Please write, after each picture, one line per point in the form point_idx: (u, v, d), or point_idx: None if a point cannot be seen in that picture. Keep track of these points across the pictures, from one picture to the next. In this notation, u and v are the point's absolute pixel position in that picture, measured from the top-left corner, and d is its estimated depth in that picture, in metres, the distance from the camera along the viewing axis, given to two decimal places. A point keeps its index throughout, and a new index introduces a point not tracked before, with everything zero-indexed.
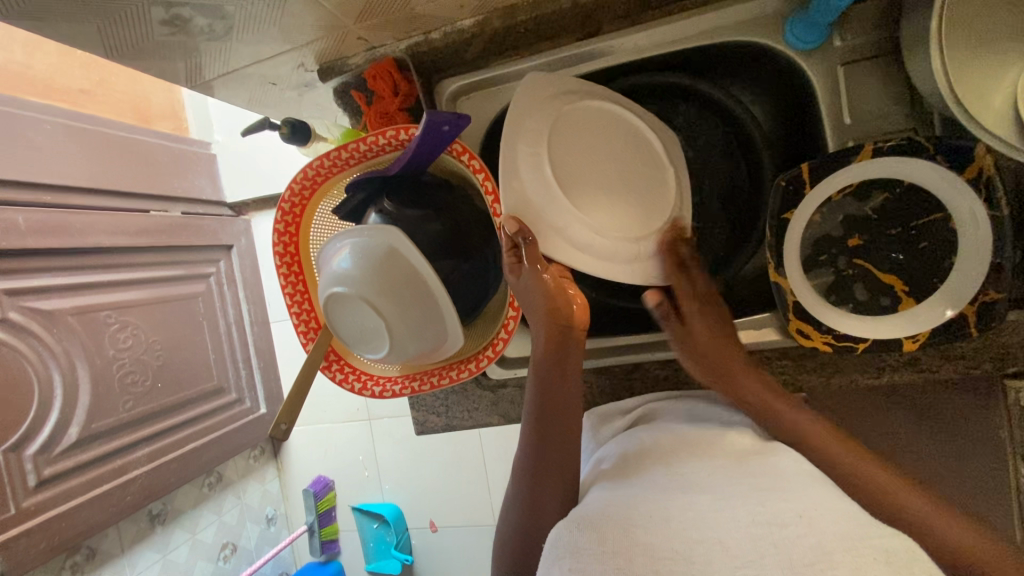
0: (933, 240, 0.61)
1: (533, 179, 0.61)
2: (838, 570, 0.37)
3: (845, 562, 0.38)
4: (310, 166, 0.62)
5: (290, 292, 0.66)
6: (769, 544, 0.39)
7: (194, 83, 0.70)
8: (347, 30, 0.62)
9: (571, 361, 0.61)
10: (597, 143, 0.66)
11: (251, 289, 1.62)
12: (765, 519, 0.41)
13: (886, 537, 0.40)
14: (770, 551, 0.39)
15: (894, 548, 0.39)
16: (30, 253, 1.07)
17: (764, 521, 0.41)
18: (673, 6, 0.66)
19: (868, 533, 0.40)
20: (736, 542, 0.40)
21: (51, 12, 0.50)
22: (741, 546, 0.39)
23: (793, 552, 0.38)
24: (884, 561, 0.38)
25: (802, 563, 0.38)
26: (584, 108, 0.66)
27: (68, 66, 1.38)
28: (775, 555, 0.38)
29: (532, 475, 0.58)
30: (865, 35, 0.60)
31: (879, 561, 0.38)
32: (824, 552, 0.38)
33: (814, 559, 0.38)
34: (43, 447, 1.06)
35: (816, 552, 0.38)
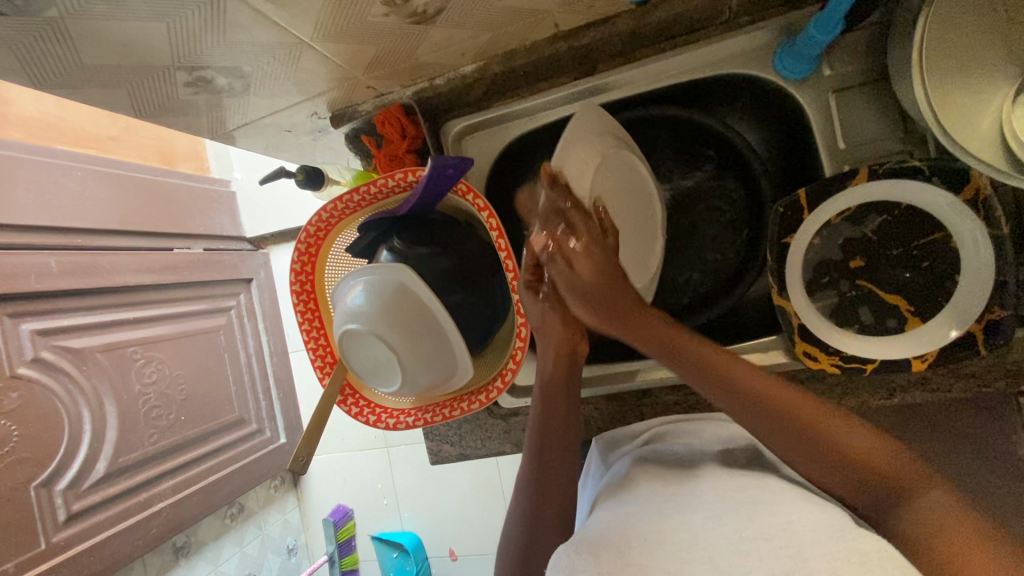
0: (934, 259, 0.61)
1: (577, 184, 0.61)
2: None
3: (822, 567, 0.38)
4: (324, 209, 0.65)
5: (306, 329, 0.69)
6: (757, 558, 0.40)
7: (215, 135, 0.75)
8: (356, 81, 0.66)
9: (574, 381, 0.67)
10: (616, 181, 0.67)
11: (270, 321, 1.66)
12: (752, 534, 0.42)
13: (860, 539, 0.40)
14: (756, 564, 0.39)
15: (867, 547, 0.39)
16: (61, 295, 1.12)
17: (747, 539, 0.41)
18: (665, 43, 0.68)
19: (840, 537, 0.41)
20: (725, 559, 0.40)
21: (86, 80, 0.55)
22: (733, 564, 0.40)
23: (777, 564, 0.39)
24: (856, 562, 0.38)
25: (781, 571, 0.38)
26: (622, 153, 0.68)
27: (97, 117, 1.46)
28: (761, 568, 0.39)
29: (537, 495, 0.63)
30: (854, 63, 0.62)
31: (853, 563, 0.38)
32: (801, 558, 0.39)
33: (793, 566, 0.38)
34: (73, 482, 1.09)
35: (794, 559, 0.39)
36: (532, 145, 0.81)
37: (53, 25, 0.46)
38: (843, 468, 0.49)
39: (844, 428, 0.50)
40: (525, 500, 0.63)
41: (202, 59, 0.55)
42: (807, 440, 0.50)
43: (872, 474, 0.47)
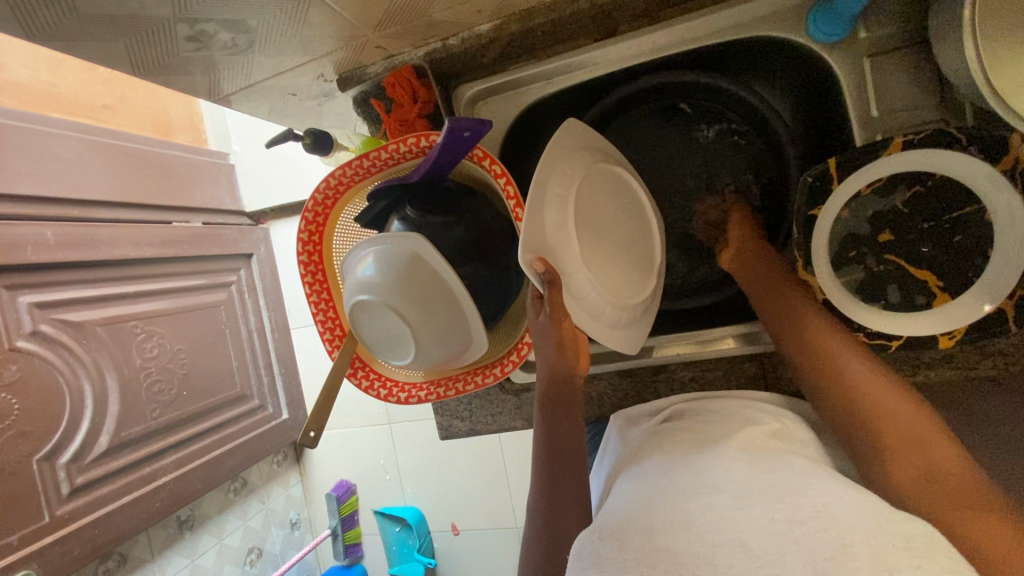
0: (967, 234, 0.59)
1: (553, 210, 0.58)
2: (860, 562, 0.36)
3: (868, 554, 0.36)
4: (332, 175, 0.62)
5: (314, 300, 0.67)
6: (791, 542, 0.39)
7: (217, 97, 0.71)
8: (365, 39, 0.63)
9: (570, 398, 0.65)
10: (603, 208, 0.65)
11: (271, 296, 1.64)
12: (782, 517, 0.41)
13: (905, 524, 0.39)
14: (791, 547, 0.38)
15: (915, 533, 0.38)
16: (58, 267, 1.10)
17: (780, 523, 0.40)
18: (690, 3, 0.65)
19: (884, 520, 0.40)
20: (758, 543, 0.39)
21: (78, 31, 0.51)
22: (763, 545, 0.39)
23: (817, 549, 0.38)
24: (903, 546, 0.37)
25: (823, 557, 0.37)
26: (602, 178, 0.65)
27: (91, 84, 1.41)
28: (798, 553, 0.38)
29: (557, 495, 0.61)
30: (891, 26, 0.59)
31: (900, 548, 0.37)
32: (844, 544, 0.37)
33: (834, 552, 0.37)
34: (75, 456, 1.08)
35: (836, 545, 0.38)
36: (547, 113, 0.78)
37: None
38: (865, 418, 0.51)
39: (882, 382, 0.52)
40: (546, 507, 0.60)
41: (204, 12, 0.51)
42: (844, 391, 0.53)
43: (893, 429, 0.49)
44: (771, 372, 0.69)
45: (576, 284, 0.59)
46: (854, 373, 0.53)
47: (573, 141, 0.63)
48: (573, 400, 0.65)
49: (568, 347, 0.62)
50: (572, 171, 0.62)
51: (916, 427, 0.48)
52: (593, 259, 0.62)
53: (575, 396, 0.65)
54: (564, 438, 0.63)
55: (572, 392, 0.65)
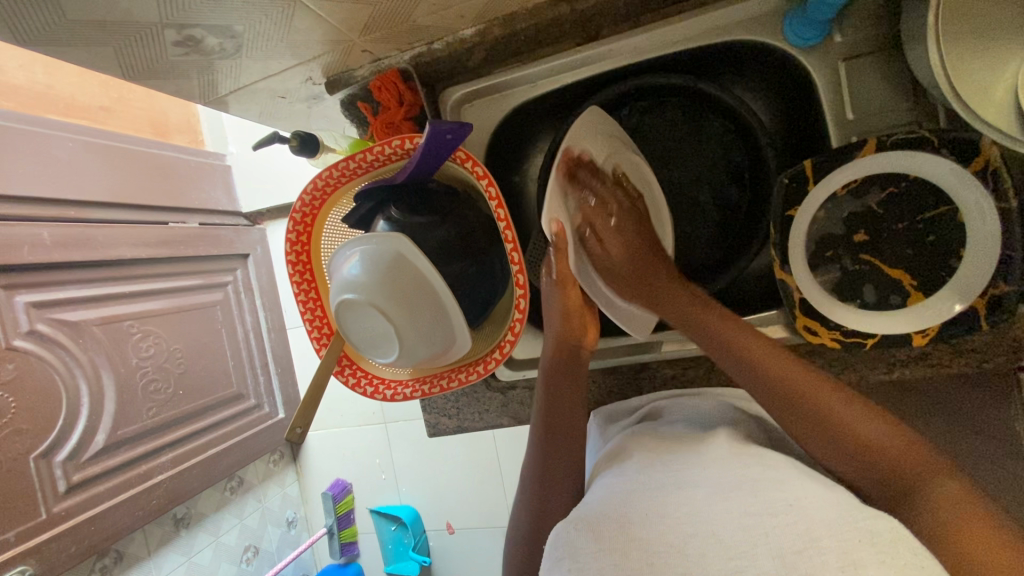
0: (939, 234, 0.60)
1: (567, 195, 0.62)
2: (827, 557, 0.37)
3: (835, 546, 0.38)
4: (319, 177, 0.63)
5: (303, 299, 0.68)
6: (762, 535, 0.40)
7: (208, 99, 0.73)
8: (351, 43, 0.64)
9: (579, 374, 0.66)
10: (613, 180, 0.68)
11: (267, 296, 1.65)
12: (757, 509, 0.42)
13: (873, 520, 0.40)
14: (761, 540, 0.39)
15: (884, 529, 0.39)
16: (55, 267, 1.11)
17: (751, 515, 0.41)
18: (669, 7, 0.66)
19: (850, 517, 0.40)
20: (728, 533, 0.40)
21: (68, 36, 0.52)
22: (735, 537, 0.40)
23: (785, 541, 0.39)
24: (868, 542, 0.38)
25: (791, 551, 0.38)
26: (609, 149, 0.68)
27: (88, 86, 1.43)
28: (766, 547, 0.39)
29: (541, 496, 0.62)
30: (865, 29, 0.61)
31: (865, 543, 0.38)
32: (812, 538, 0.39)
33: (803, 545, 0.38)
34: (72, 454, 1.09)
35: (803, 538, 0.39)
36: (531, 115, 0.79)
37: None
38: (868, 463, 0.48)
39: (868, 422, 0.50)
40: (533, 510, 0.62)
41: (191, 17, 0.53)
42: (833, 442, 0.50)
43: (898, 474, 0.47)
44: None
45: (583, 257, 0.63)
46: (830, 410, 0.51)
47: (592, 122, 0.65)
48: (580, 373, 0.66)
49: (574, 318, 0.67)
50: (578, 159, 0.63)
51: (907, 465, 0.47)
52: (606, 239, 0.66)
53: (582, 370, 0.66)
54: (567, 421, 0.64)
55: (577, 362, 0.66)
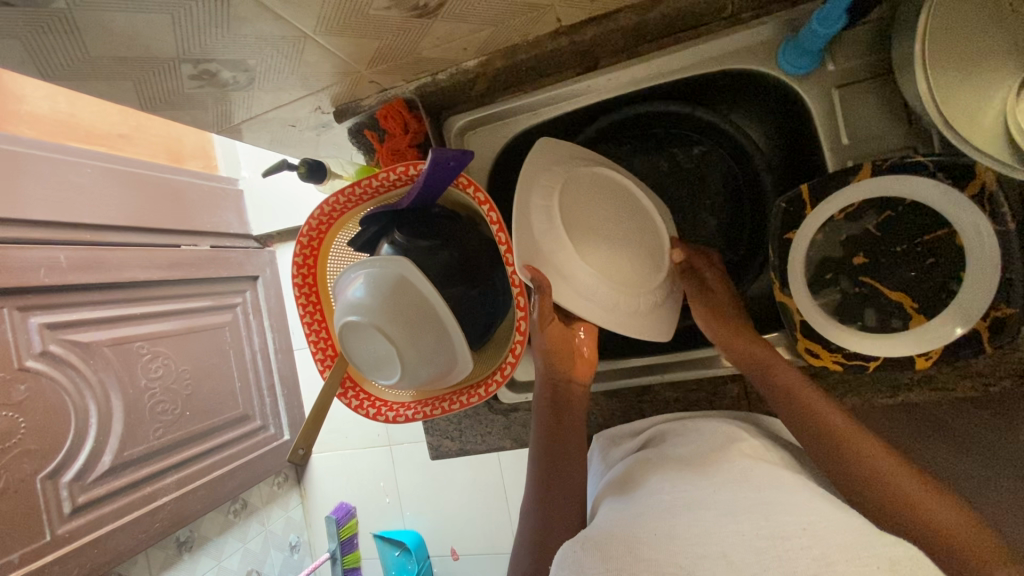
0: (939, 256, 0.61)
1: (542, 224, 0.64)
2: None
3: (849, 570, 0.37)
4: (326, 202, 0.65)
5: (307, 321, 0.69)
6: (770, 558, 0.39)
7: (220, 128, 0.75)
8: (359, 75, 0.67)
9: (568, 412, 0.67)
10: (594, 200, 0.68)
11: (275, 318, 1.67)
12: (769, 532, 0.41)
13: (890, 546, 0.40)
14: (769, 563, 0.39)
15: (901, 556, 0.39)
16: (69, 289, 1.14)
17: (765, 537, 0.41)
18: (665, 39, 0.69)
19: (871, 545, 0.40)
20: (740, 556, 0.40)
21: (91, 72, 0.55)
22: (746, 560, 0.39)
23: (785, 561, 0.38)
24: (887, 569, 0.37)
25: (804, 573, 0.38)
26: (588, 172, 0.68)
27: (108, 114, 1.48)
28: (776, 567, 0.38)
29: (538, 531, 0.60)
30: (858, 58, 0.62)
31: (885, 571, 0.37)
32: (827, 562, 0.38)
33: (817, 568, 0.38)
34: (78, 475, 1.10)
35: (818, 562, 0.38)
36: (533, 142, 0.81)
37: (60, 16, 0.47)
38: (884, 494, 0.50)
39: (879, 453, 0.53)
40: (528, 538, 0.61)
41: (207, 52, 0.55)
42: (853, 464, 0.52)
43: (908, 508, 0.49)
44: (754, 392, 0.70)
45: (583, 285, 0.65)
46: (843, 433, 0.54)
47: (557, 153, 0.67)
48: (573, 412, 0.67)
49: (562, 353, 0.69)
50: (551, 184, 0.65)
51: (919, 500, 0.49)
52: (594, 258, 0.67)
53: (574, 404, 0.67)
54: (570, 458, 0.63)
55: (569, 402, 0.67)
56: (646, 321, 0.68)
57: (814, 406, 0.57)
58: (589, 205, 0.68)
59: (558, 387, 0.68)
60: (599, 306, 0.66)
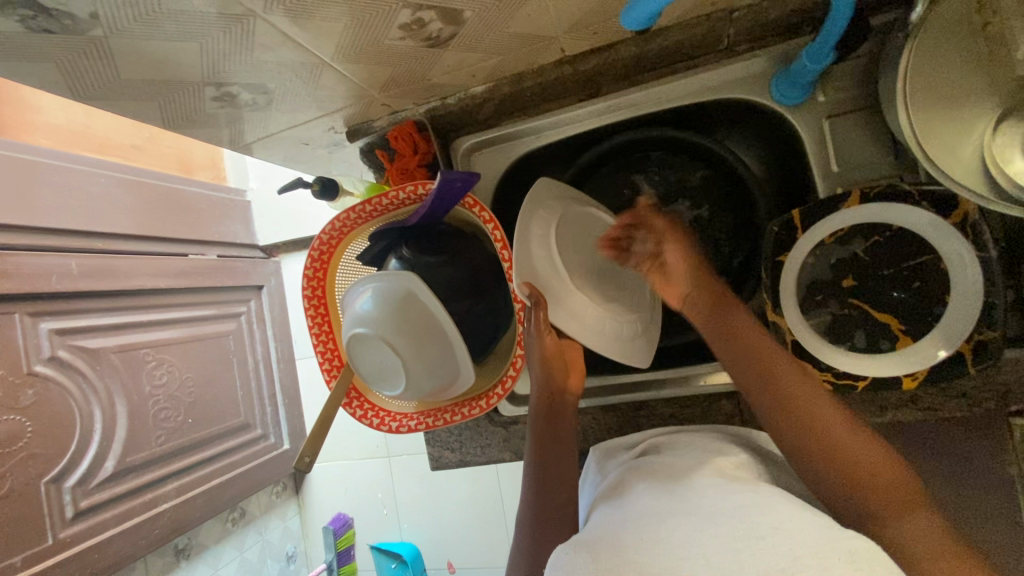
0: (924, 279, 0.63)
1: (541, 254, 0.65)
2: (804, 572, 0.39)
3: (813, 564, 0.40)
4: (337, 219, 0.68)
5: (316, 332, 0.71)
6: (747, 557, 0.41)
7: (236, 145, 0.78)
8: (372, 98, 0.70)
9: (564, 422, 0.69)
10: (581, 233, 0.72)
11: (279, 327, 1.69)
12: (744, 532, 0.43)
13: (849, 539, 0.43)
14: (748, 563, 0.41)
15: (856, 546, 0.42)
16: (80, 296, 1.16)
17: (739, 537, 0.43)
18: (665, 68, 0.72)
19: (830, 535, 0.43)
20: (716, 555, 0.42)
21: (118, 93, 0.59)
22: (723, 559, 0.41)
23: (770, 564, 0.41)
24: (846, 560, 0.41)
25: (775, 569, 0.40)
26: (575, 210, 0.72)
27: (122, 126, 1.52)
28: (752, 565, 0.41)
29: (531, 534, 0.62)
30: (847, 90, 0.65)
31: (842, 561, 0.41)
32: (795, 557, 0.41)
33: (785, 565, 0.40)
34: (81, 480, 1.11)
35: (788, 558, 0.41)
36: (536, 163, 0.84)
37: (95, 43, 0.50)
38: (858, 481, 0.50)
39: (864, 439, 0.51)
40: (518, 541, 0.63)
41: (229, 76, 0.58)
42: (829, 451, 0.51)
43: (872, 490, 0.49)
44: (747, 410, 0.72)
45: (576, 308, 0.67)
46: (823, 418, 0.52)
47: (549, 191, 0.70)
48: (566, 421, 0.69)
49: (557, 364, 0.68)
50: (549, 214, 0.68)
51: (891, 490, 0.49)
52: (584, 284, 0.69)
53: (568, 414, 0.70)
54: (563, 469, 0.65)
55: (563, 410, 0.69)
56: (631, 346, 0.71)
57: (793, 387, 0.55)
58: (577, 237, 0.71)
59: (555, 397, 0.69)
60: (590, 332, 0.67)
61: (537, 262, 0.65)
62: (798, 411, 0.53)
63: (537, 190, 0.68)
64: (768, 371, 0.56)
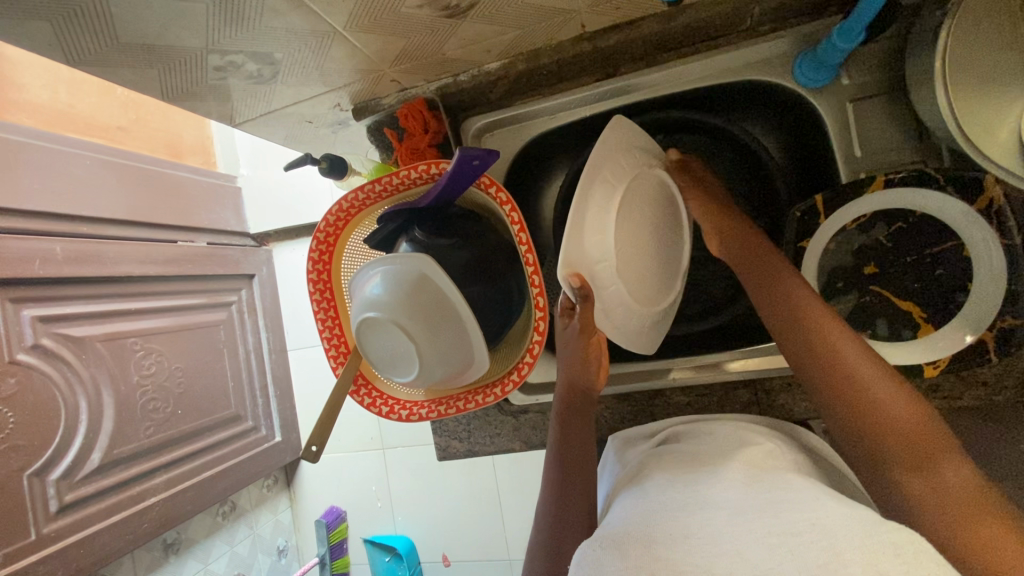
0: (947, 268, 0.62)
1: (597, 226, 0.59)
2: (854, 569, 0.37)
3: (859, 559, 0.37)
4: (346, 198, 0.65)
5: (321, 317, 0.68)
6: (787, 552, 0.39)
7: (236, 122, 0.75)
8: (382, 73, 0.67)
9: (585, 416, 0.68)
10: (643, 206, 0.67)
11: (271, 317, 1.65)
12: (780, 530, 0.42)
13: (895, 531, 0.39)
14: (786, 558, 0.39)
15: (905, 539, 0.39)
16: (64, 282, 1.12)
17: (777, 535, 0.41)
18: (685, 48, 0.70)
19: (869, 529, 0.40)
20: (755, 553, 0.40)
21: (113, 59, 0.55)
22: (761, 557, 0.40)
23: (809, 558, 0.39)
24: (892, 553, 0.38)
25: (817, 565, 0.38)
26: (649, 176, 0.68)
27: (107, 106, 1.46)
28: (792, 561, 0.39)
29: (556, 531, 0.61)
30: (872, 74, 0.64)
31: (890, 553, 0.38)
32: (836, 552, 0.38)
33: (827, 560, 0.38)
34: (66, 472, 1.07)
35: (828, 553, 0.38)
36: (548, 146, 0.82)
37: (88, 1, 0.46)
38: (882, 431, 0.50)
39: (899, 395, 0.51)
40: (541, 539, 0.62)
41: (232, 44, 0.55)
42: (858, 402, 0.52)
43: (904, 441, 0.49)
44: (764, 399, 0.71)
45: (610, 298, 0.62)
46: (854, 368, 0.53)
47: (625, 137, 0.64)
48: (589, 415, 0.68)
49: (590, 362, 0.67)
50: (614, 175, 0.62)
51: (921, 438, 0.49)
52: (631, 273, 0.64)
53: (591, 409, 0.69)
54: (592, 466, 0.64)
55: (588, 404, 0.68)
56: (644, 336, 0.69)
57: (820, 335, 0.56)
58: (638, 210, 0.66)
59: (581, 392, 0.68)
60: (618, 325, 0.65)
61: (590, 244, 0.59)
62: (827, 356, 0.55)
63: (614, 131, 0.62)
64: (797, 319, 0.58)
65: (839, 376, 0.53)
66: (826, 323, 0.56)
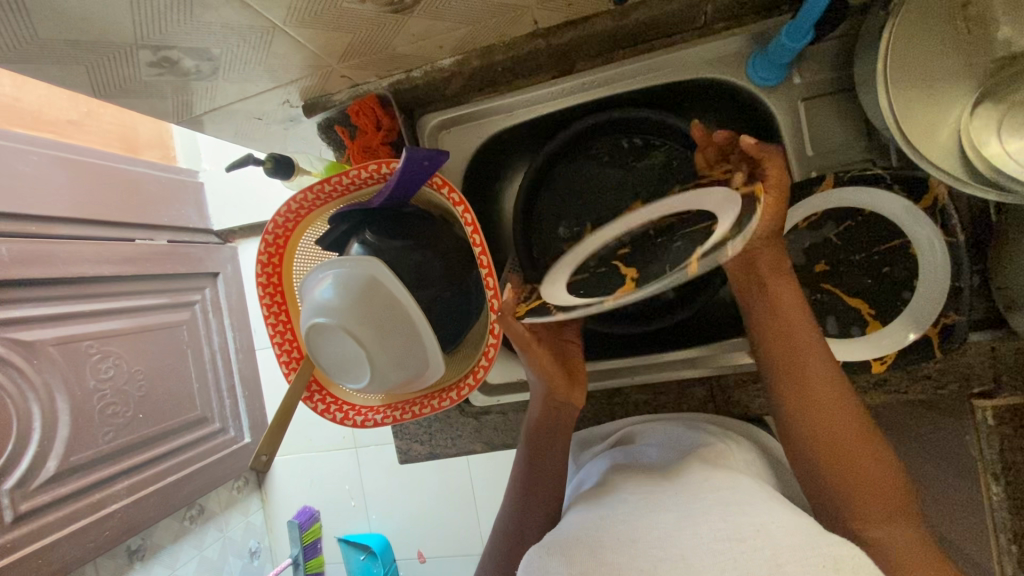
0: (894, 265, 0.64)
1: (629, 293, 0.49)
2: None
3: (797, 570, 0.39)
4: (293, 200, 0.63)
5: (272, 322, 0.67)
6: (730, 558, 0.40)
7: (181, 119, 0.72)
8: (331, 69, 0.65)
9: (560, 432, 0.65)
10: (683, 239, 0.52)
11: (236, 317, 1.61)
12: (726, 534, 0.42)
13: (835, 545, 0.41)
14: (729, 563, 0.39)
15: (843, 554, 0.40)
16: (12, 284, 1.07)
17: (720, 539, 0.41)
18: (641, 46, 0.70)
19: (815, 541, 0.41)
20: (699, 558, 0.40)
21: (37, 54, 0.52)
22: (704, 562, 0.40)
23: (751, 566, 0.39)
24: (831, 567, 0.39)
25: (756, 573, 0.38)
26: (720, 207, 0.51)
27: (56, 98, 1.40)
28: (735, 567, 0.39)
29: (513, 533, 0.61)
30: (823, 73, 0.64)
31: (828, 568, 0.39)
32: (777, 563, 0.39)
33: (768, 570, 0.39)
34: (19, 482, 1.03)
35: (769, 563, 0.39)
36: (508, 143, 0.81)
37: None
38: (847, 477, 0.51)
39: (870, 449, 0.52)
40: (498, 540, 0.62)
41: (167, 39, 0.52)
42: (831, 448, 0.52)
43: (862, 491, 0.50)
44: (719, 396, 0.72)
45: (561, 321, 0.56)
46: (835, 418, 0.53)
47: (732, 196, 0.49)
48: (561, 433, 0.65)
49: (552, 372, 0.65)
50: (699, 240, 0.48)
51: (881, 490, 0.50)
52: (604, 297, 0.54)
53: (563, 424, 0.65)
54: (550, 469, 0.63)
55: (558, 421, 0.65)
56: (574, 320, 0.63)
57: (811, 374, 0.55)
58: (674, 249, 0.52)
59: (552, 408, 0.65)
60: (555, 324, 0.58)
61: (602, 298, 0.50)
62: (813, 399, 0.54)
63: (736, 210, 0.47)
64: (794, 358, 0.56)
65: (820, 423, 0.53)
66: (818, 367, 0.55)
